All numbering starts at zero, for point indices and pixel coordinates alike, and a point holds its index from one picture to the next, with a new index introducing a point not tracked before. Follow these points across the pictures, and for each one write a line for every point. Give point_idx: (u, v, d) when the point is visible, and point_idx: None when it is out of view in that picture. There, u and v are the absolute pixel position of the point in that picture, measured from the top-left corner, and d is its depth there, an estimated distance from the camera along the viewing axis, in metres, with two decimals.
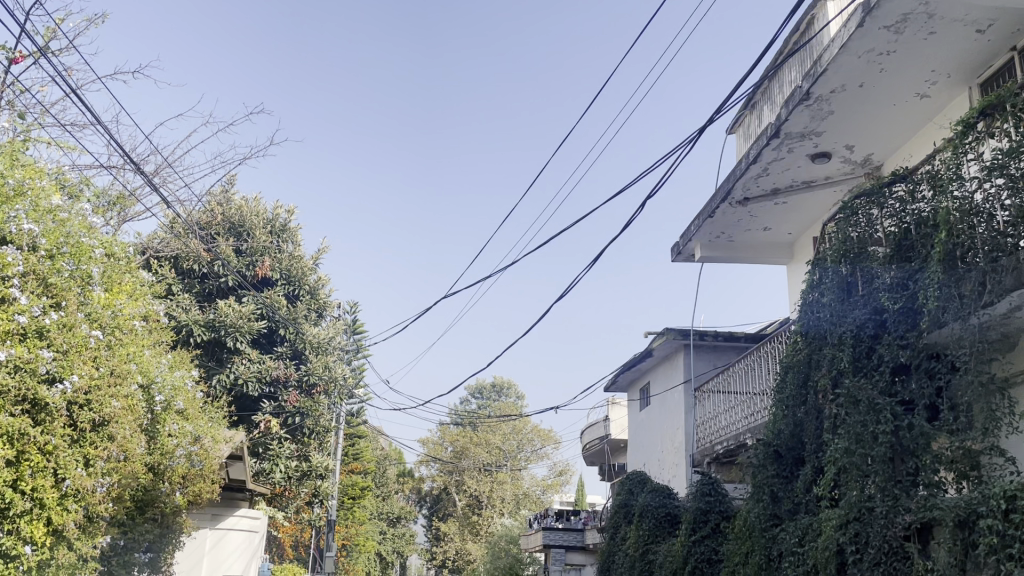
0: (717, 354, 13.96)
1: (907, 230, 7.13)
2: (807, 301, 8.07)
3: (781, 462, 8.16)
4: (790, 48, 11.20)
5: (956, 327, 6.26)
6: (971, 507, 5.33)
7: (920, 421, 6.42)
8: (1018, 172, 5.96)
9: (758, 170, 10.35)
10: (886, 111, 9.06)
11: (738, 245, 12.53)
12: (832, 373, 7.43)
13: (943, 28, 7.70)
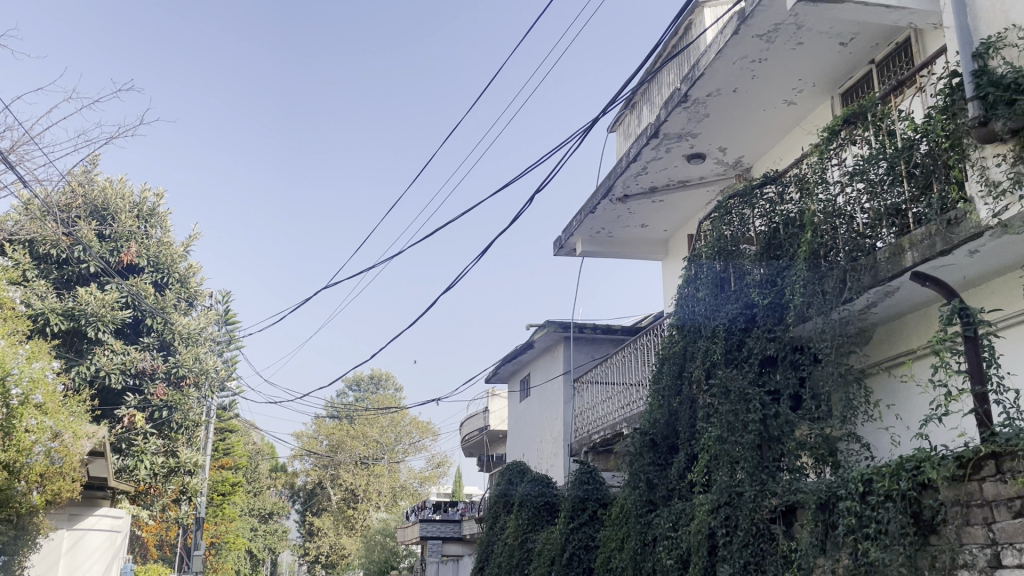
0: (595, 347, 14.32)
1: (776, 229, 7.53)
2: (683, 295, 8.39)
3: (656, 450, 8.43)
4: (669, 52, 11.61)
5: (819, 321, 6.66)
6: (832, 491, 5.68)
7: (785, 410, 6.84)
8: (876, 177, 6.45)
9: (638, 168, 10.66)
10: (757, 116, 9.54)
11: (617, 241, 12.88)
12: (705, 364, 7.77)
13: (810, 39, 8.18)
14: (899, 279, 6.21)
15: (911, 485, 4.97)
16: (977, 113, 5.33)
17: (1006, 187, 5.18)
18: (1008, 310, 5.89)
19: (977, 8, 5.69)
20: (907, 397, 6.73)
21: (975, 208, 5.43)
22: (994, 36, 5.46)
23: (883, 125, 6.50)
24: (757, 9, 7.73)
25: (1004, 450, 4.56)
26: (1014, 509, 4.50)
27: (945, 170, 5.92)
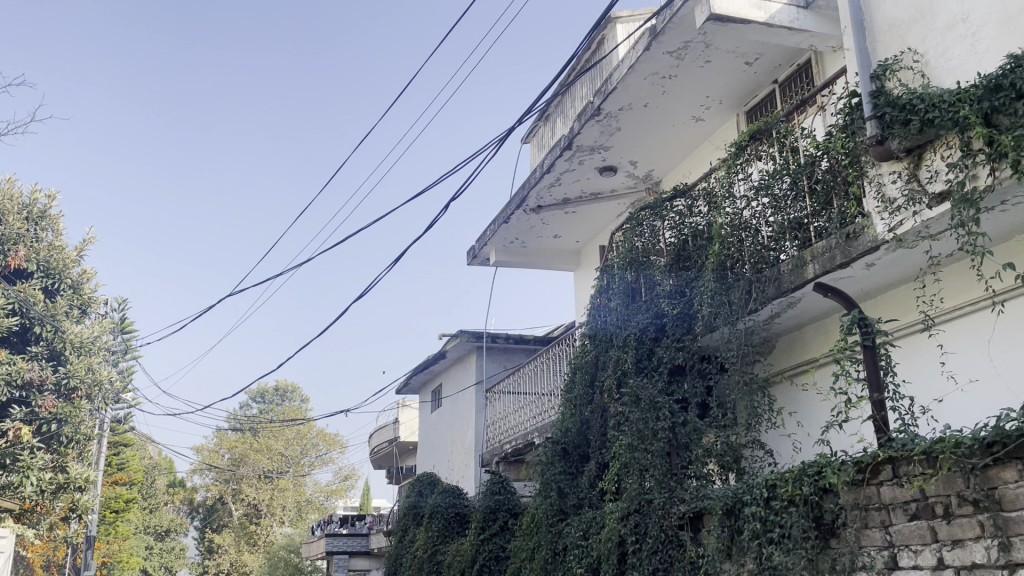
0: (507, 356, 14.34)
1: (685, 241, 7.71)
2: (595, 304, 8.45)
3: (568, 459, 8.43)
4: (582, 66, 11.76)
5: (726, 330, 6.83)
6: (737, 497, 5.80)
7: (693, 418, 6.99)
8: (781, 193, 6.69)
9: (551, 180, 10.74)
10: (667, 131, 9.76)
11: (531, 252, 12.93)
12: (617, 373, 7.85)
13: (718, 57, 8.43)
14: (802, 290, 6.44)
15: (812, 490, 5.11)
16: (874, 131, 5.57)
17: (901, 203, 5.44)
18: (903, 320, 6.19)
19: (874, 32, 5.97)
20: (808, 405, 6.98)
21: (872, 222, 5.68)
22: (890, 59, 5.74)
23: (787, 142, 6.73)
24: (667, 26, 7.91)
25: (899, 455, 4.67)
26: (910, 512, 4.62)
27: (845, 186, 6.19)
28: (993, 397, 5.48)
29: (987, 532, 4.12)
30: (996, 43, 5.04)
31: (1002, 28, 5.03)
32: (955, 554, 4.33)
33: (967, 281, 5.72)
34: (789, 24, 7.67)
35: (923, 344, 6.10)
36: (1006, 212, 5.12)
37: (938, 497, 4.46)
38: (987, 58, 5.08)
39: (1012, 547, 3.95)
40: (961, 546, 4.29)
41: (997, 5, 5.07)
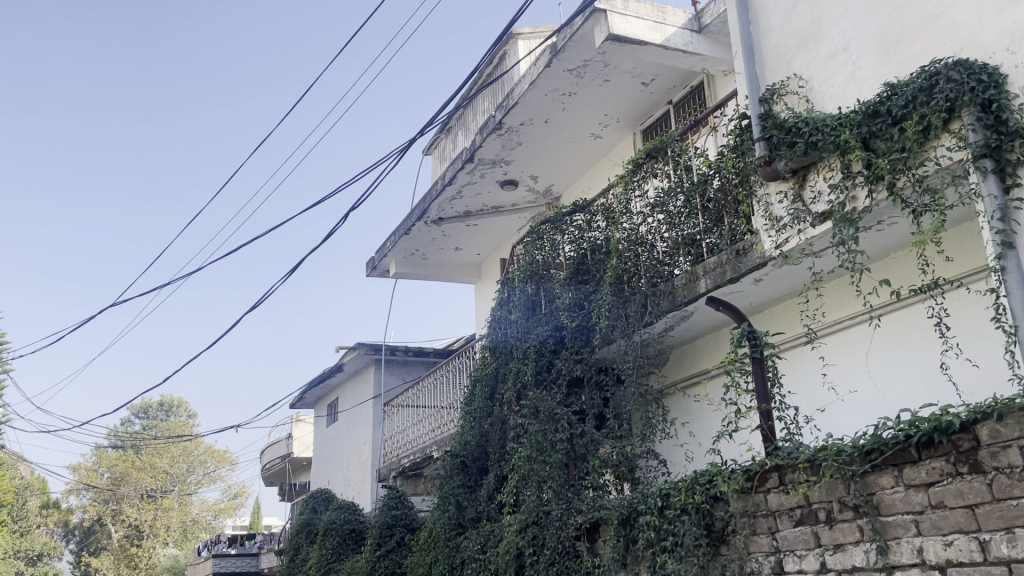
0: (406, 369, 14.18)
1: (584, 255, 7.84)
2: (495, 316, 8.47)
3: (466, 472, 8.36)
4: (484, 79, 11.81)
5: (621, 343, 7.00)
6: (632, 506, 5.91)
7: (590, 429, 7.09)
8: (675, 210, 6.90)
9: (452, 192, 10.73)
10: (566, 147, 9.92)
11: (431, 264, 12.85)
12: (517, 386, 7.89)
13: (616, 76, 8.63)
14: (695, 304, 6.65)
15: (704, 498, 5.26)
16: (763, 152, 5.83)
17: (787, 222, 5.71)
18: (788, 334, 6.47)
19: (763, 58, 6.24)
20: (700, 415, 7.20)
21: (760, 239, 5.92)
22: (778, 83, 6.02)
23: (681, 160, 6.95)
24: (568, 44, 8.04)
25: (786, 463, 4.82)
26: (795, 518, 4.76)
27: (734, 205, 6.44)
28: (870, 407, 5.78)
29: (866, 536, 4.28)
30: (874, 72, 5.33)
31: (879, 57, 5.32)
32: (836, 558, 4.46)
33: (847, 297, 6.04)
34: (683, 47, 7.98)
35: (807, 356, 6.39)
36: (882, 231, 5.43)
37: (821, 503, 4.59)
38: (866, 85, 5.37)
39: (890, 551, 4.13)
40: (842, 550, 4.43)
41: (875, 36, 5.37)
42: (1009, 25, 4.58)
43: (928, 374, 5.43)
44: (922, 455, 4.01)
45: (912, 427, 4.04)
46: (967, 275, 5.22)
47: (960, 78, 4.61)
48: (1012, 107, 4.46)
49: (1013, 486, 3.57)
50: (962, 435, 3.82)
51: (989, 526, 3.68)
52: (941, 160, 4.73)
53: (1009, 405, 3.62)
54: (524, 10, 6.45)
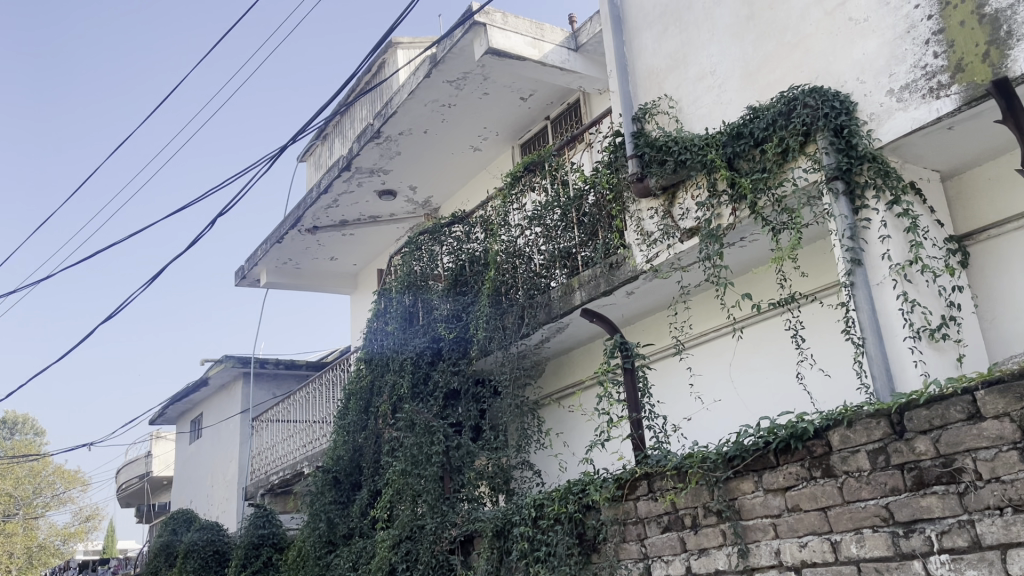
0: (276, 383, 13.72)
1: (462, 266, 7.83)
2: (371, 328, 8.31)
3: (339, 488, 8.12)
4: (362, 87, 11.63)
5: (499, 354, 7.05)
6: (506, 518, 5.92)
7: (466, 441, 7.07)
8: (552, 223, 7.00)
9: (328, 201, 10.47)
10: (445, 158, 9.89)
11: (304, 274, 12.49)
12: (392, 399, 7.77)
13: (495, 90, 8.69)
14: (570, 316, 6.76)
15: (577, 507, 5.33)
16: (635, 169, 6.01)
17: (658, 236, 5.90)
18: (658, 345, 6.68)
19: (636, 78, 6.44)
20: (574, 425, 7.33)
21: (632, 253, 6.09)
22: (650, 103, 6.23)
23: (558, 175, 7.05)
24: (447, 55, 8.04)
25: (655, 471, 4.93)
26: (663, 524, 4.85)
27: (608, 219, 6.59)
28: (733, 415, 6.04)
29: (728, 540, 4.42)
30: (739, 95, 5.59)
31: (743, 82, 5.58)
32: (701, 562, 4.57)
33: (712, 310, 6.29)
34: (561, 64, 8.17)
35: (675, 367, 6.61)
36: (745, 247, 5.69)
37: (687, 509, 4.71)
38: (731, 108, 5.62)
39: (750, 554, 4.30)
40: (706, 554, 4.55)
41: (739, 61, 5.63)
42: (858, 56, 4.91)
43: (786, 384, 5.72)
44: (780, 461, 4.21)
45: (771, 433, 4.23)
46: (821, 290, 5.55)
47: (816, 104, 4.90)
48: (860, 133, 4.77)
49: (861, 488, 3.79)
50: (816, 441, 4.03)
51: (840, 527, 3.87)
52: (798, 181, 5.01)
53: (858, 412, 3.85)
54: (403, 19, 6.40)
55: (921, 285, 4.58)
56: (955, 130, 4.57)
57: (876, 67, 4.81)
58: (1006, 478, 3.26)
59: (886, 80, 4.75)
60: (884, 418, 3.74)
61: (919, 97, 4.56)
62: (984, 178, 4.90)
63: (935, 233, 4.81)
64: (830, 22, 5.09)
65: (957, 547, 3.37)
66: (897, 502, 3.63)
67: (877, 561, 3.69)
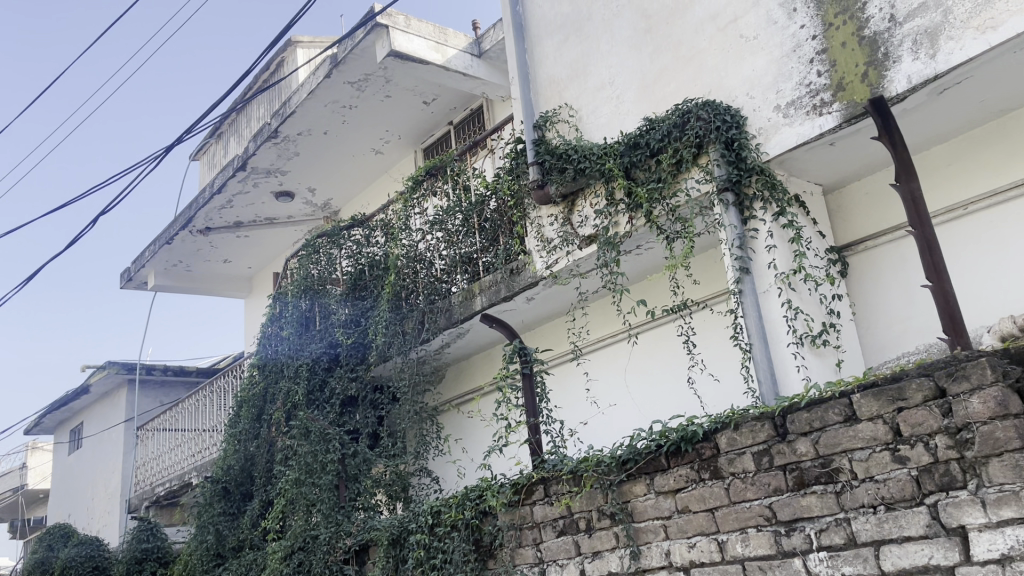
0: (164, 391, 13.16)
1: (362, 270, 7.70)
2: (265, 333, 8.08)
3: (228, 499, 7.81)
4: (259, 86, 11.31)
5: (398, 360, 6.96)
6: (403, 526, 5.85)
7: (364, 449, 6.98)
8: (453, 228, 6.98)
9: (222, 202, 10.11)
10: (345, 160, 9.72)
11: (196, 277, 12.02)
12: (286, 406, 7.57)
13: (397, 93, 8.60)
14: (470, 322, 6.75)
15: (474, 513, 5.31)
16: (536, 176, 6.06)
17: (557, 243, 5.96)
18: (557, 351, 6.75)
19: (537, 86, 6.50)
20: (472, 431, 7.31)
21: (533, 260, 6.14)
22: (550, 111, 6.30)
23: (459, 180, 7.03)
24: (348, 56, 7.91)
25: (550, 475, 4.97)
26: (558, 528, 4.87)
27: (509, 225, 6.62)
28: (628, 419, 6.16)
29: (621, 542, 4.48)
30: (636, 106, 5.71)
31: (640, 93, 5.71)
32: (595, 565, 4.60)
33: (608, 316, 6.40)
34: (464, 70, 8.16)
35: (572, 372, 6.69)
36: (641, 255, 5.82)
37: (581, 512, 4.75)
38: (629, 119, 5.73)
39: (642, 555, 4.37)
40: (599, 557, 4.59)
41: (636, 73, 5.76)
42: (748, 72, 5.10)
43: (678, 389, 5.87)
44: (671, 463, 4.30)
45: (662, 437, 4.33)
46: (712, 298, 5.72)
47: (708, 117, 5.05)
48: (749, 146, 4.94)
49: (746, 489, 3.91)
50: (705, 444, 4.14)
51: (726, 527, 3.98)
52: (691, 192, 5.14)
53: (744, 415, 3.99)
54: (301, 17, 6.23)
55: (804, 293, 4.79)
56: (836, 146, 4.80)
57: (764, 83, 5.00)
58: (879, 477, 3.43)
59: (774, 96, 4.94)
60: (768, 420, 3.88)
61: (804, 113, 4.78)
62: (861, 192, 5.16)
63: (817, 244, 5.04)
64: (722, 39, 5.27)
65: (835, 544, 3.52)
66: (779, 501, 3.76)
67: (760, 560, 3.82)
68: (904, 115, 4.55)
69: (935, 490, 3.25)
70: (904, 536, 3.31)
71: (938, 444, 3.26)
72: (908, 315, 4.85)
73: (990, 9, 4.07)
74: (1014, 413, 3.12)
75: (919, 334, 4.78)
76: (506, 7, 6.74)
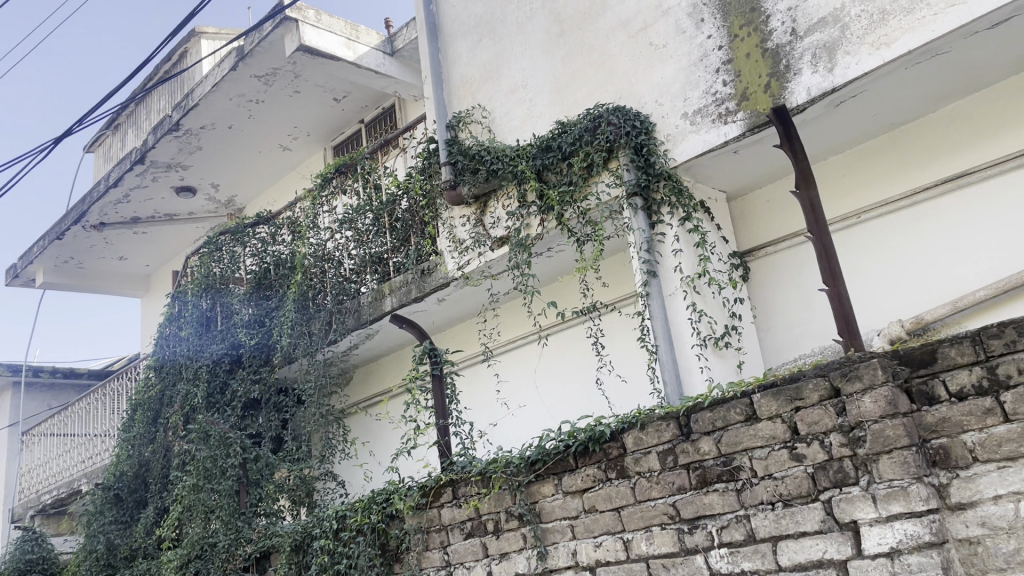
0: (53, 394, 12.49)
1: (267, 269, 7.47)
2: (163, 333, 7.76)
3: (121, 507, 7.45)
4: (160, 76, 10.87)
5: (303, 361, 6.80)
6: (306, 532, 5.69)
7: (266, 453, 6.79)
8: (363, 227, 6.87)
9: (119, 196, 9.65)
10: (250, 156, 9.44)
11: (89, 275, 11.45)
12: (185, 409, 7.27)
13: (306, 89, 8.41)
14: (379, 322, 6.64)
15: (380, 517, 5.22)
16: (448, 177, 6.03)
17: (469, 244, 5.94)
18: (467, 352, 6.73)
19: (450, 86, 6.46)
20: (380, 434, 7.20)
21: (444, 260, 6.10)
22: (463, 112, 6.27)
23: (370, 178, 6.91)
24: (256, 49, 7.69)
25: (459, 477, 4.93)
26: (466, 530, 4.83)
27: (420, 226, 6.55)
28: (537, 419, 6.19)
29: (528, 543, 4.48)
30: (549, 109, 5.75)
31: (553, 97, 5.74)
32: (502, 567, 4.59)
33: (519, 318, 6.43)
34: (375, 68, 8.04)
35: (481, 374, 6.68)
36: (552, 257, 5.85)
37: (489, 514, 4.72)
38: (541, 122, 5.76)
39: (548, 556, 4.38)
40: (507, 558, 4.58)
41: (549, 77, 5.80)
42: (657, 80, 5.20)
43: (586, 390, 5.93)
44: (579, 463, 4.33)
45: (571, 437, 4.36)
46: (620, 300, 5.80)
47: (619, 122, 5.11)
48: (658, 152, 5.03)
49: (651, 488, 3.97)
50: (612, 443, 4.19)
51: (632, 526, 4.03)
52: (601, 195, 5.20)
53: (650, 415, 4.05)
54: (205, 7, 5.93)
55: (708, 296, 4.92)
56: (740, 154, 4.94)
57: (672, 91, 5.11)
58: (777, 475, 3.53)
59: (681, 103, 5.05)
60: (673, 420, 3.95)
61: (710, 121, 4.90)
62: (763, 199, 5.33)
63: (721, 249, 5.18)
64: (633, 46, 5.36)
65: (735, 541, 3.61)
66: (683, 500, 3.83)
67: (664, 557, 3.88)
68: (804, 126, 4.73)
69: (829, 487, 3.37)
70: (800, 531, 3.42)
71: (833, 442, 3.38)
72: (805, 319, 5.03)
73: (885, 26, 4.27)
74: (903, 412, 3.26)
75: (815, 337, 4.97)
76: (418, 6, 6.68)
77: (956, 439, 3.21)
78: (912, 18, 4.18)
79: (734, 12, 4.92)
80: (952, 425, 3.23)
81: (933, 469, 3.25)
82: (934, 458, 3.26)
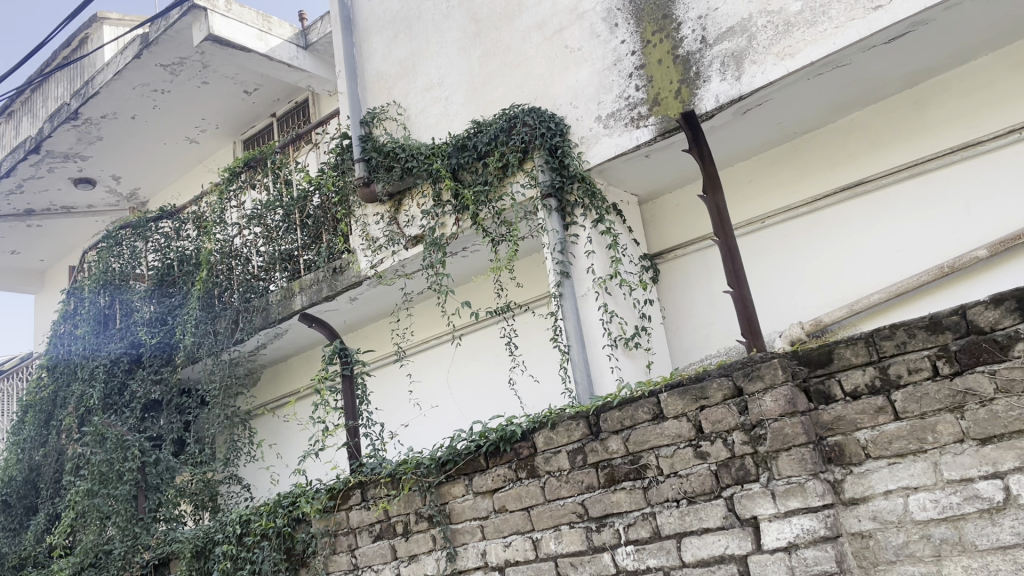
0: None
1: (169, 266, 7.21)
2: (56, 331, 7.38)
3: (8, 514, 7.05)
4: (58, 62, 10.36)
5: (207, 361, 6.58)
6: (208, 537, 5.51)
7: (166, 456, 6.55)
8: (273, 223, 6.69)
9: (11, 186, 9.13)
10: (155, 148, 9.09)
11: None
12: (80, 411, 6.93)
13: (215, 80, 8.14)
14: (288, 322, 6.49)
15: (286, 521, 5.09)
16: (362, 174, 5.93)
17: (382, 242, 5.85)
18: (379, 352, 6.64)
19: (365, 82, 6.37)
20: (288, 436, 7.04)
21: (356, 259, 6.00)
22: (378, 108, 6.19)
23: (281, 173, 6.74)
24: (160, 36, 7.39)
25: (368, 479, 4.85)
26: (374, 533, 4.75)
27: (332, 223, 6.40)
28: (448, 419, 6.17)
29: (438, 544, 4.44)
30: (464, 109, 5.72)
31: (468, 96, 5.72)
32: (411, 569, 4.53)
33: (432, 318, 6.39)
34: (289, 61, 7.85)
35: (393, 374, 6.60)
36: (466, 257, 5.84)
37: (399, 516, 4.66)
38: (456, 121, 5.74)
39: (458, 557, 4.36)
40: (415, 560, 4.53)
41: (464, 76, 5.78)
42: (572, 82, 5.24)
43: (497, 390, 5.93)
44: (489, 464, 4.32)
45: (482, 437, 4.35)
46: (533, 300, 5.82)
47: (534, 123, 5.13)
48: (572, 154, 5.06)
49: (561, 487, 3.99)
50: (523, 443, 4.19)
51: (541, 525, 4.04)
52: (516, 196, 5.19)
53: (560, 415, 4.07)
54: None
55: (619, 297, 4.99)
56: (651, 158, 5.02)
57: (587, 94, 5.16)
58: (682, 472, 3.60)
59: (595, 107, 5.11)
60: (582, 420, 3.98)
61: (622, 125, 4.97)
62: (673, 203, 5.44)
63: (632, 251, 5.26)
64: (548, 47, 5.39)
65: (641, 538, 3.67)
66: (591, 498, 3.87)
67: (571, 556, 3.91)
68: (713, 132, 4.84)
69: (730, 484, 3.45)
70: (703, 527, 3.49)
71: (735, 440, 3.47)
72: (711, 320, 5.15)
73: (789, 38, 4.42)
74: (801, 410, 3.38)
75: (720, 338, 5.09)
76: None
77: (850, 436, 3.34)
78: (815, 31, 4.33)
79: (646, 18, 5.01)
80: (846, 423, 3.36)
81: (829, 466, 3.37)
82: (829, 455, 3.38)
